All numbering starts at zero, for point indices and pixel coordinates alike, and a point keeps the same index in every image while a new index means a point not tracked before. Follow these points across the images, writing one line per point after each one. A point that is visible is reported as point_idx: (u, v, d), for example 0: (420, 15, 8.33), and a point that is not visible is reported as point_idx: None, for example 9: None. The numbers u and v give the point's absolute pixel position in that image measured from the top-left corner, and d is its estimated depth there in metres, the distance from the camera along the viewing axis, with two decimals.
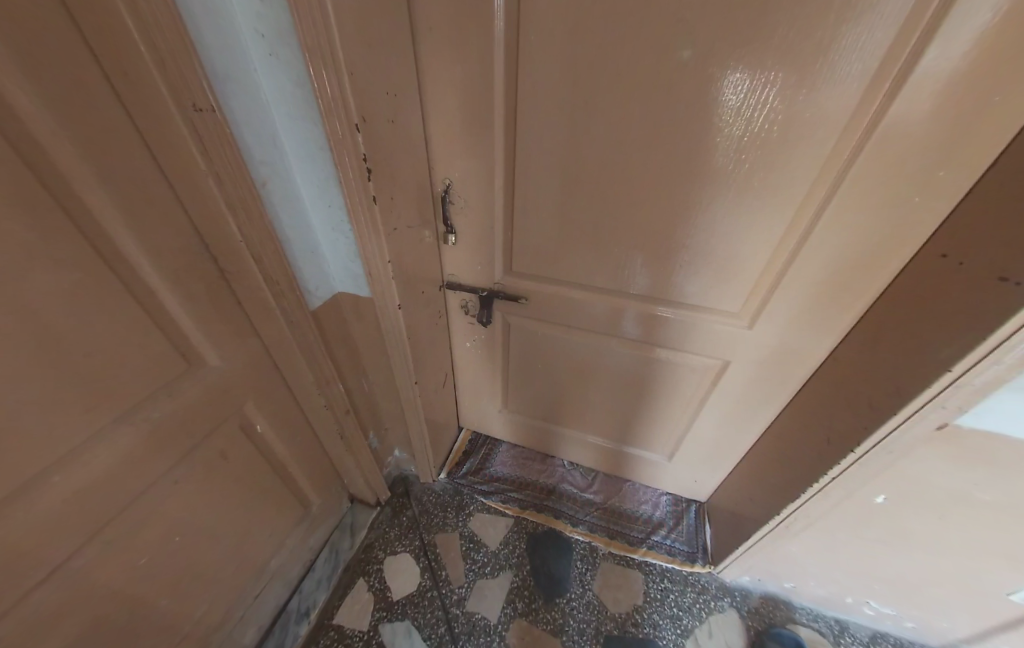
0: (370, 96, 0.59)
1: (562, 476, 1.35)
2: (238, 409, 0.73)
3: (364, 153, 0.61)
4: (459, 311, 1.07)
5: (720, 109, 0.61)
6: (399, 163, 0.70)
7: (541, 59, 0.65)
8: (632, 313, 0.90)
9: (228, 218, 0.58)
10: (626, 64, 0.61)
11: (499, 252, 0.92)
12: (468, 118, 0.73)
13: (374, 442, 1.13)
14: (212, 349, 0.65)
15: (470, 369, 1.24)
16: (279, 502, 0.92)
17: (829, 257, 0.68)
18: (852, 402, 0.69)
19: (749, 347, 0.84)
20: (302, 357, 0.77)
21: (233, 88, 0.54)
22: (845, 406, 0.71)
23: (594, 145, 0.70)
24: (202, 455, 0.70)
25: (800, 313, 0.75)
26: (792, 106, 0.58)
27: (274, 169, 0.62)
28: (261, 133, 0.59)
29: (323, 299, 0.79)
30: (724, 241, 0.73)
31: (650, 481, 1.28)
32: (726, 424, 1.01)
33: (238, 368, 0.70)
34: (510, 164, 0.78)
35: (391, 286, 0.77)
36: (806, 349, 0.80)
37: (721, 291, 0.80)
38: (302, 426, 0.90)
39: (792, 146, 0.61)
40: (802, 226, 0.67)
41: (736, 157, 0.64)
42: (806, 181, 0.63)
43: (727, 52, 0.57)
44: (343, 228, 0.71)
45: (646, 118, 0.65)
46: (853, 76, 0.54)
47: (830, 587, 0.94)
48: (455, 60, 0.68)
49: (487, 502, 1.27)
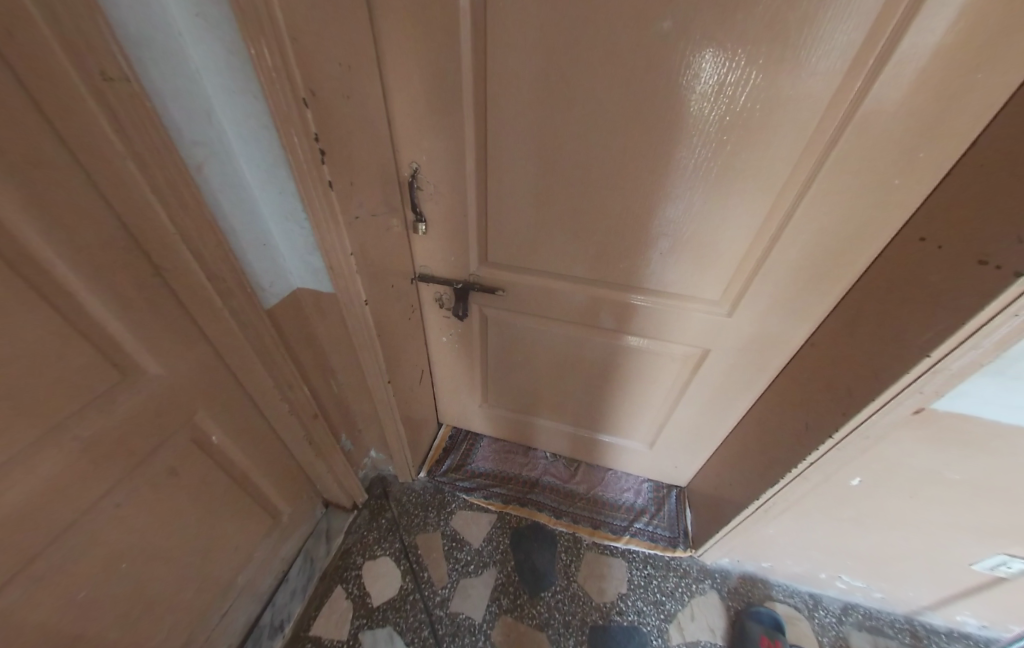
0: (319, 68, 0.52)
1: (544, 468, 1.34)
2: (187, 420, 0.67)
3: (315, 132, 0.54)
4: (433, 304, 1.02)
5: (701, 88, 0.58)
6: (358, 145, 0.63)
7: (511, 29, 0.59)
8: (611, 303, 0.87)
9: (158, 208, 0.50)
10: (603, 37, 0.57)
11: (473, 242, 0.87)
12: (434, 97, 0.67)
13: (346, 445, 1.06)
14: (151, 356, 0.58)
15: (447, 364, 1.19)
16: (244, 515, 0.86)
17: (811, 242, 0.66)
18: (830, 388, 0.69)
19: (730, 335, 0.83)
20: (259, 361, 0.71)
21: (152, 52, 0.44)
22: (823, 392, 0.71)
23: (571, 126, 0.66)
24: (149, 473, 0.63)
25: (780, 299, 0.74)
26: (777, 84, 0.55)
27: (211, 150, 0.53)
28: (193, 108, 0.50)
29: (280, 297, 0.71)
30: (704, 226, 0.71)
31: (631, 469, 1.28)
32: (706, 411, 1.01)
33: (183, 375, 0.64)
34: (481, 147, 0.72)
35: (356, 281, 0.71)
36: (785, 335, 0.79)
37: (700, 278, 0.78)
38: (264, 433, 0.84)
39: (776, 126, 0.58)
40: (784, 210, 0.65)
41: (719, 139, 0.62)
42: (789, 163, 0.61)
43: (709, 25, 0.53)
44: (298, 218, 0.63)
45: (624, 96, 0.61)
46: (839, 52, 0.51)
47: (805, 565, 0.97)
48: (417, 29, 0.61)
49: (468, 499, 1.24)
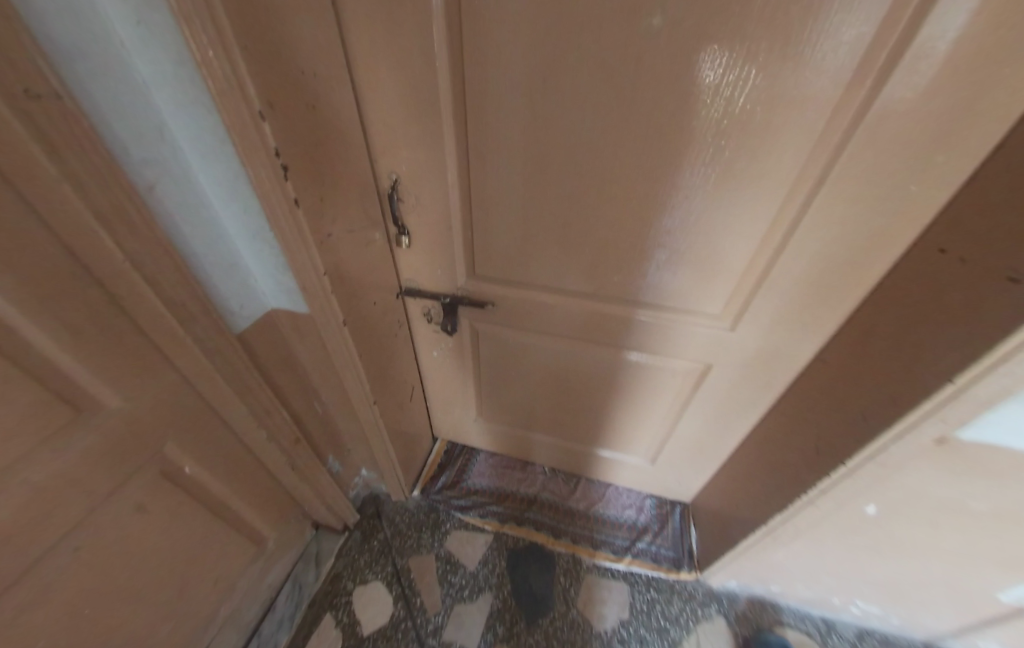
0: (278, 77, 0.48)
1: (542, 484, 1.29)
2: (154, 453, 0.63)
3: (275, 147, 0.50)
4: (421, 318, 0.97)
5: (695, 89, 0.53)
6: (328, 157, 0.59)
7: (488, 31, 0.55)
8: (607, 317, 0.83)
9: (104, 234, 0.45)
10: (587, 37, 0.52)
11: (460, 255, 0.82)
12: (410, 104, 0.63)
13: (333, 466, 1.02)
14: (108, 389, 0.55)
15: (439, 378, 1.15)
16: (225, 545, 0.82)
17: (820, 253, 0.61)
18: (844, 410, 0.64)
19: (733, 350, 0.78)
20: (231, 387, 0.67)
21: (90, 65, 0.41)
22: (835, 413, 0.66)
23: (557, 132, 0.62)
24: (112, 511, 0.60)
25: (786, 313, 0.69)
26: (779, 83, 0.50)
27: (165, 168, 0.49)
28: (141, 124, 0.46)
29: (253, 319, 0.67)
30: (703, 237, 0.67)
31: (633, 485, 1.23)
32: (710, 427, 0.96)
33: (147, 406, 0.60)
34: (463, 156, 0.68)
35: (332, 302, 0.67)
36: (793, 351, 0.74)
37: (700, 291, 0.73)
38: (243, 459, 0.80)
39: (779, 128, 0.53)
40: (789, 218, 0.60)
41: (716, 143, 0.57)
42: (794, 168, 0.56)
43: (702, 20, 0.48)
44: (265, 238, 0.58)
45: (612, 100, 0.57)
46: (848, 46, 0.46)
47: (817, 590, 0.92)
48: (388, 32, 0.56)
49: (464, 518, 1.19)
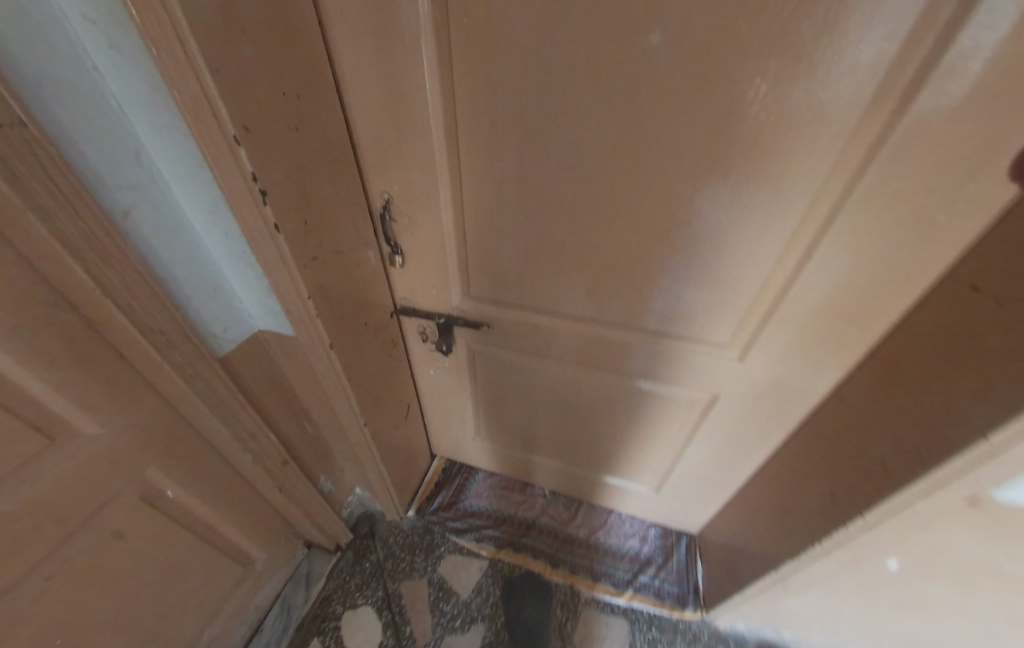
0: (257, 101, 0.46)
1: (542, 508, 1.24)
2: (133, 478, 0.61)
3: (252, 172, 0.48)
4: (417, 337, 0.95)
5: (698, 110, 0.50)
6: (314, 179, 0.57)
7: (478, 50, 0.52)
8: (607, 342, 0.79)
9: (74, 262, 0.44)
10: (582, 56, 0.49)
11: (455, 275, 0.79)
12: (400, 124, 0.60)
13: (324, 485, 1.00)
14: (83, 415, 0.53)
15: (436, 397, 1.12)
16: (209, 568, 0.80)
17: (836, 283, 0.56)
18: (864, 455, 0.59)
19: (741, 381, 0.73)
20: (213, 412, 0.65)
21: (60, 91, 0.39)
22: (856, 458, 0.60)
23: (552, 154, 0.59)
24: (87, 539, 0.58)
25: (799, 346, 0.64)
26: (789, 103, 0.46)
27: (141, 192, 0.48)
28: (115, 149, 0.45)
29: (237, 341, 0.65)
30: (709, 263, 0.62)
31: (636, 512, 1.18)
32: (717, 459, 0.91)
33: (126, 432, 0.58)
34: (456, 176, 0.66)
35: (318, 326, 0.65)
36: (806, 385, 0.69)
37: (706, 320, 0.69)
38: (230, 480, 0.78)
39: (791, 151, 0.49)
40: (802, 246, 0.56)
41: (722, 166, 0.53)
42: (807, 193, 0.52)
43: (704, 38, 0.45)
44: (248, 261, 0.58)
45: (609, 120, 0.54)
46: (870, 64, 0.42)
47: (832, 640, 0.85)
48: (376, 51, 0.54)
49: (459, 542, 1.16)
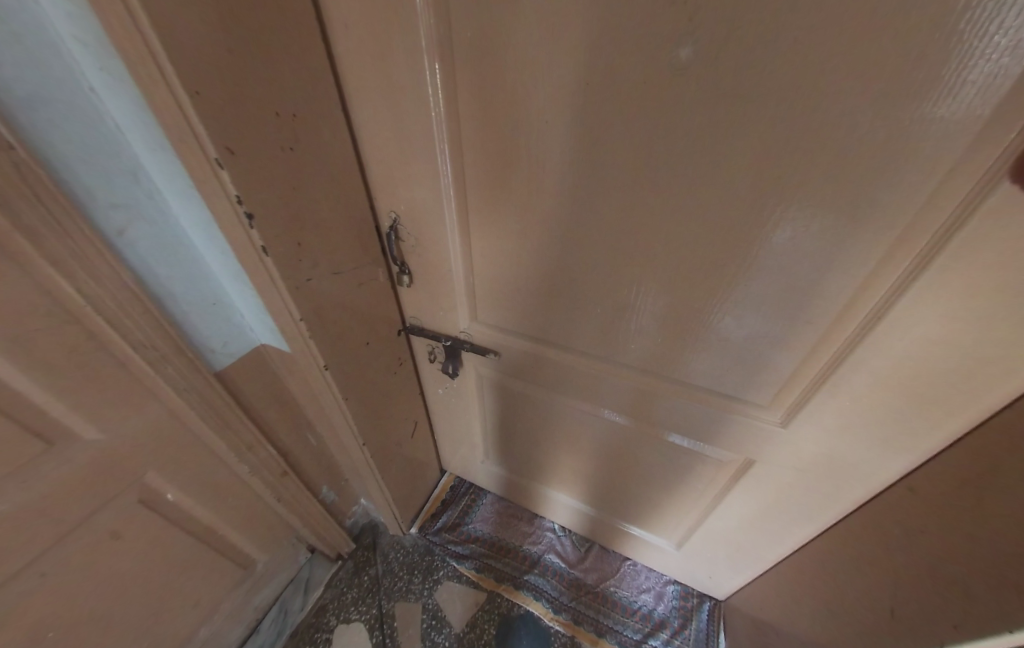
0: (246, 123, 0.44)
1: (550, 544, 1.17)
2: (132, 483, 0.63)
3: (238, 195, 0.46)
4: (426, 356, 0.92)
5: (739, 136, 0.41)
6: (311, 200, 0.55)
7: (486, 65, 0.47)
8: (625, 385, 0.71)
9: (64, 280, 0.44)
10: (600, 72, 0.43)
11: (463, 299, 0.75)
12: (404, 142, 0.57)
13: (327, 495, 1.00)
14: (86, 423, 0.54)
15: (446, 416, 1.09)
16: (207, 570, 0.81)
17: (911, 353, 0.45)
18: (953, 579, 0.45)
19: (783, 450, 0.62)
20: (210, 425, 0.65)
21: (55, 113, 0.40)
22: (933, 576, 0.48)
23: (566, 180, 0.52)
24: (84, 539, 0.60)
25: (859, 421, 0.52)
26: (861, 129, 0.36)
27: (137, 211, 0.48)
28: (112, 168, 0.45)
29: (237, 355, 0.65)
30: (752, 314, 0.52)
31: (653, 565, 1.06)
32: (750, 527, 0.79)
33: (126, 439, 0.59)
34: (462, 200, 0.61)
35: (313, 347, 0.63)
36: (866, 467, 0.56)
37: (741, 377, 0.59)
38: (232, 488, 0.79)
39: (858, 190, 0.39)
40: (870, 306, 0.44)
41: (771, 202, 0.43)
42: (882, 242, 0.41)
43: (746, 51, 0.37)
44: (243, 279, 0.57)
45: (630, 145, 0.46)
46: (980, 80, 0.31)
47: None
48: (379, 67, 0.51)
49: (459, 568, 1.12)
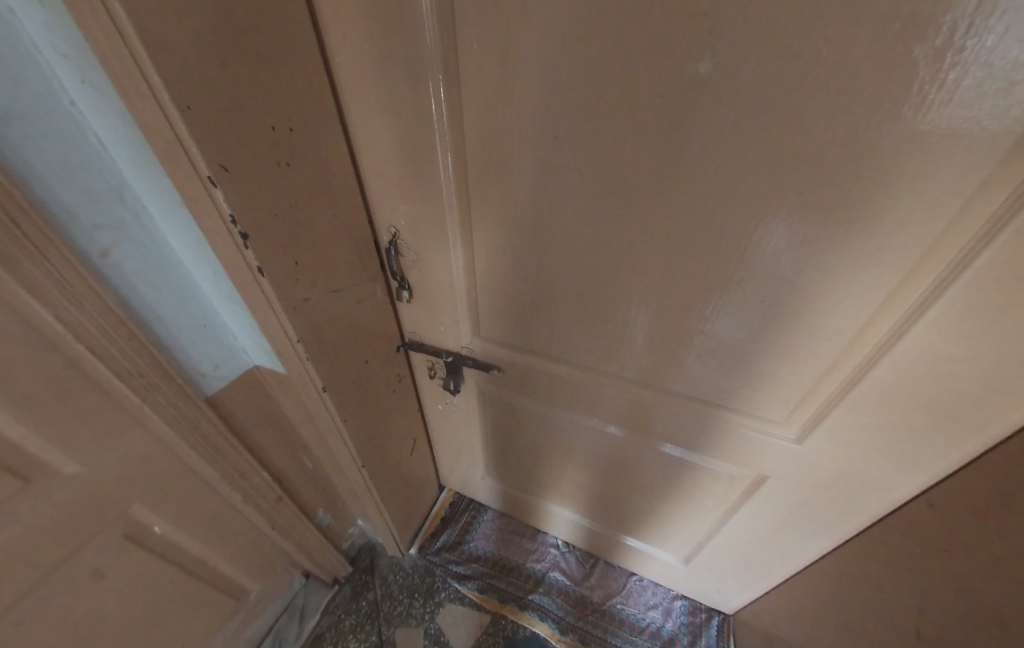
0: (241, 139, 0.42)
1: (554, 561, 1.14)
2: (117, 518, 0.59)
3: (233, 214, 0.44)
4: (425, 372, 0.89)
5: (757, 150, 0.40)
6: (308, 217, 0.52)
7: (493, 78, 0.45)
8: (633, 401, 0.69)
9: (43, 308, 0.41)
10: (612, 85, 0.41)
11: (465, 315, 0.73)
12: (405, 156, 0.55)
13: (323, 518, 0.96)
14: (67, 457, 0.50)
15: (446, 432, 1.06)
16: (197, 605, 0.77)
17: (932, 370, 0.44)
18: None
19: (798, 465, 0.61)
20: (200, 453, 0.61)
21: (33, 130, 0.37)
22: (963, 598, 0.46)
23: (574, 195, 0.51)
24: (64, 581, 0.55)
25: (877, 438, 0.52)
26: (884, 146, 0.35)
27: (122, 231, 0.45)
28: (95, 187, 0.42)
29: (229, 379, 0.62)
30: (768, 330, 0.51)
31: (660, 580, 1.04)
32: (761, 543, 0.77)
33: (111, 472, 0.55)
34: (466, 215, 0.59)
35: (311, 369, 0.61)
36: (883, 483, 0.55)
37: (755, 392, 0.57)
38: (223, 516, 0.75)
39: (879, 206, 0.38)
40: (891, 322, 0.43)
41: (789, 217, 0.42)
42: (904, 257, 0.40)
43: (766, 65, 0.35)
44: (236, 300, 0.54)
45: (642, 160, 0.45)
46: (1012, 97, 0.30)
47: None
48: (381, 81, 0.49)
49: (461, 589, 1.08)
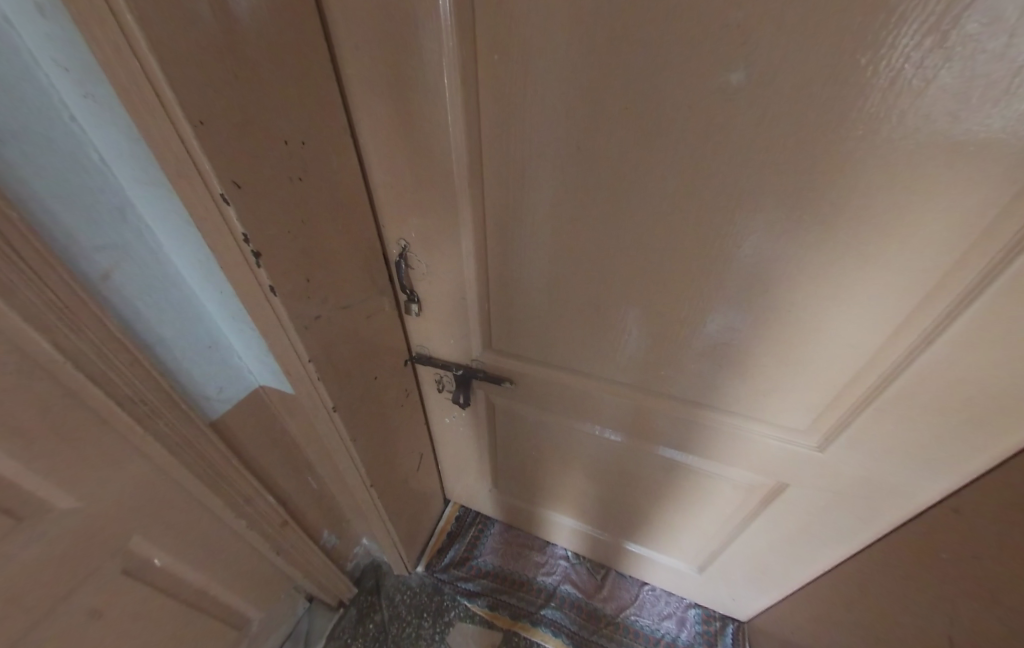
0: (253, 154, 0.40)
1: (564, 573, 1.12)
2: (116, 553, 0.55)
3: (245, 232, 0.42)
4: (433, 385, 0.87)
5: (787, 160, 0.39)
6: (320, 232, 0.51)
7: (512, 89, 0.44)
8: (649, 412, 0.68)
9: (41, 336, 0.38)
10: (637, 95, 0.41)
11: (476, 328, 0.71)
12: (418, 168, 0.53)
13: (328, 539, 0.93)
14: (64, 492, 0.47)
15: (452, 446, 1.03)
16: (199, 639, 0.73)
17: (960, 376, 0.43)
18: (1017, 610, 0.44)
19: (819, 472, 0.61)
20: (204, 480, 0.58)
21: (30, 147, 0.34)
22: (995, 606, 0.46)
23: (594, 206, 0.50)
24: (59, 623, 0.52)
25: (902, 444, 0.51)
26: (917, 155, 0.35)
27: (124, 251, 0.43)
28: (96, 206, 0.40)
29: (234, 401, 0.59)
30: (791, 339, 0.51)
31: (673, 589, 1.03)
32: (778, 550, 0.77)
33: (110, 505, 0.52)
34: (480, 227, 0.57)
35: (321, 388, 0.58)
36: (907, 490, 0.55)
37: (777, 401, 0.57)
38: (226, 544, 0.71)
39: (910, 215, 0.38)
40: (918, 330, 0.43)
41: (820, 227, 0.42)
42: (935, 265, 0.40)
43: (800, 73, 0.35)
44: (243, 319, 0.52)
45: (666, 171, 0.44)
46: None
47: None
48: (394, 91, 0.48)
49: (471, 607, 1.05)
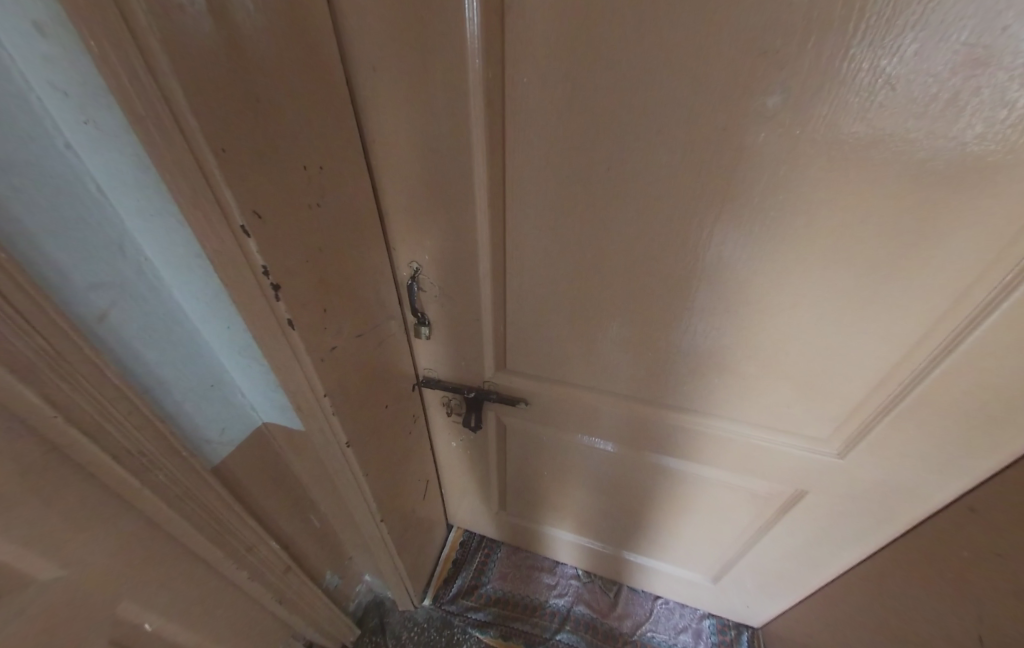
0: (273, 181, 0.38)
1: (576, 594, 1.09)
2: (102, 624, 0.49)
3: (264, 265, 0.39)
4: (440, 409, 0.84)
5: (815, 181, 0.40)
6: (336, 260, 0.48)
7: (536, 111, 0.43)
8: (668, 427, 0.67)
9: (30, 390, 0.34)
10: (665, 118, 0.41)
11: (489, 349, 0.69)
12: (434, 190, 0.51)
13: (330, 579, 0.87)
14: (47, 560, 0.42)
15: (458, 470, 0.99)
16: None
17: (977, 383, 0.45)
18: None
19: (839, 479, 0.62)
20: (203, 532, 0.53)
21: (19, 178, 0.31)
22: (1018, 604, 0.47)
23: (617, 225, 0.49)
24: None
25: (920, 450, 0.53)
26: (938, 177, 0.37)
27: (122, 288, 0.39)
28: (92, 240, 0.36)
29: (237, 442, 0.55)
30: (815, 351, 0.51)
31: (686, 600, 1.03)
32: (795, 556, 0.77)
33: (97, 570, 0.46)
34: (498, 248, 0.56)
35: (334, 423, 0.55)
36: (923, 493, 0.56)
37: (799, 410, 0.58)
38: (224, 597, 0.65)
39: (930, 232, 0.39)
40: (938, 341, 0.45)
41: (847, 245, 0.43)
42: (956, 279, 0.41)
43: (832, 97, 0.36)
44: (251, 354, 0.48)
45: (693, 191, 0.44)
46: None
47: None
48: (412, 113, 0.46)
49: (483, 638, 1.01)
